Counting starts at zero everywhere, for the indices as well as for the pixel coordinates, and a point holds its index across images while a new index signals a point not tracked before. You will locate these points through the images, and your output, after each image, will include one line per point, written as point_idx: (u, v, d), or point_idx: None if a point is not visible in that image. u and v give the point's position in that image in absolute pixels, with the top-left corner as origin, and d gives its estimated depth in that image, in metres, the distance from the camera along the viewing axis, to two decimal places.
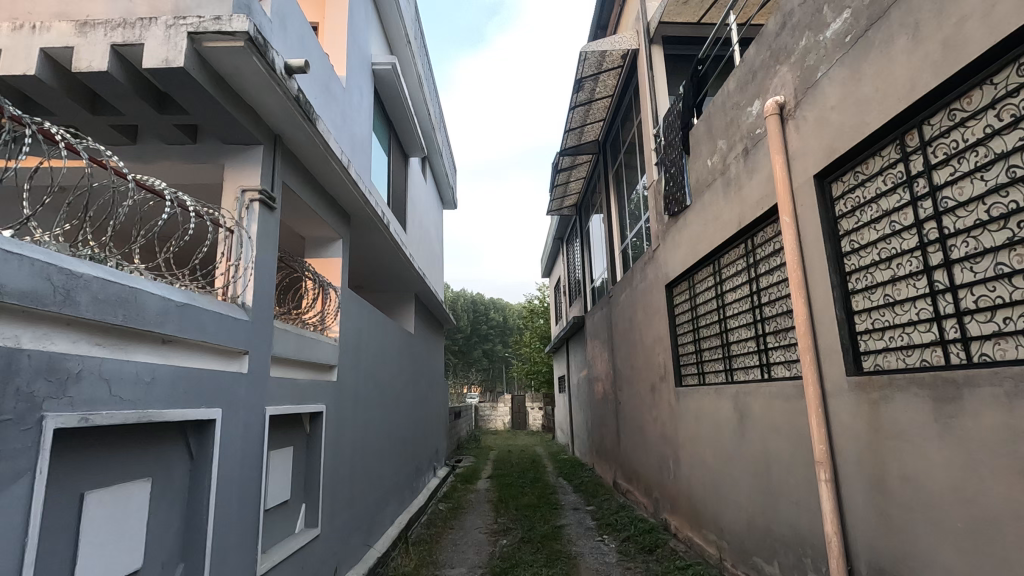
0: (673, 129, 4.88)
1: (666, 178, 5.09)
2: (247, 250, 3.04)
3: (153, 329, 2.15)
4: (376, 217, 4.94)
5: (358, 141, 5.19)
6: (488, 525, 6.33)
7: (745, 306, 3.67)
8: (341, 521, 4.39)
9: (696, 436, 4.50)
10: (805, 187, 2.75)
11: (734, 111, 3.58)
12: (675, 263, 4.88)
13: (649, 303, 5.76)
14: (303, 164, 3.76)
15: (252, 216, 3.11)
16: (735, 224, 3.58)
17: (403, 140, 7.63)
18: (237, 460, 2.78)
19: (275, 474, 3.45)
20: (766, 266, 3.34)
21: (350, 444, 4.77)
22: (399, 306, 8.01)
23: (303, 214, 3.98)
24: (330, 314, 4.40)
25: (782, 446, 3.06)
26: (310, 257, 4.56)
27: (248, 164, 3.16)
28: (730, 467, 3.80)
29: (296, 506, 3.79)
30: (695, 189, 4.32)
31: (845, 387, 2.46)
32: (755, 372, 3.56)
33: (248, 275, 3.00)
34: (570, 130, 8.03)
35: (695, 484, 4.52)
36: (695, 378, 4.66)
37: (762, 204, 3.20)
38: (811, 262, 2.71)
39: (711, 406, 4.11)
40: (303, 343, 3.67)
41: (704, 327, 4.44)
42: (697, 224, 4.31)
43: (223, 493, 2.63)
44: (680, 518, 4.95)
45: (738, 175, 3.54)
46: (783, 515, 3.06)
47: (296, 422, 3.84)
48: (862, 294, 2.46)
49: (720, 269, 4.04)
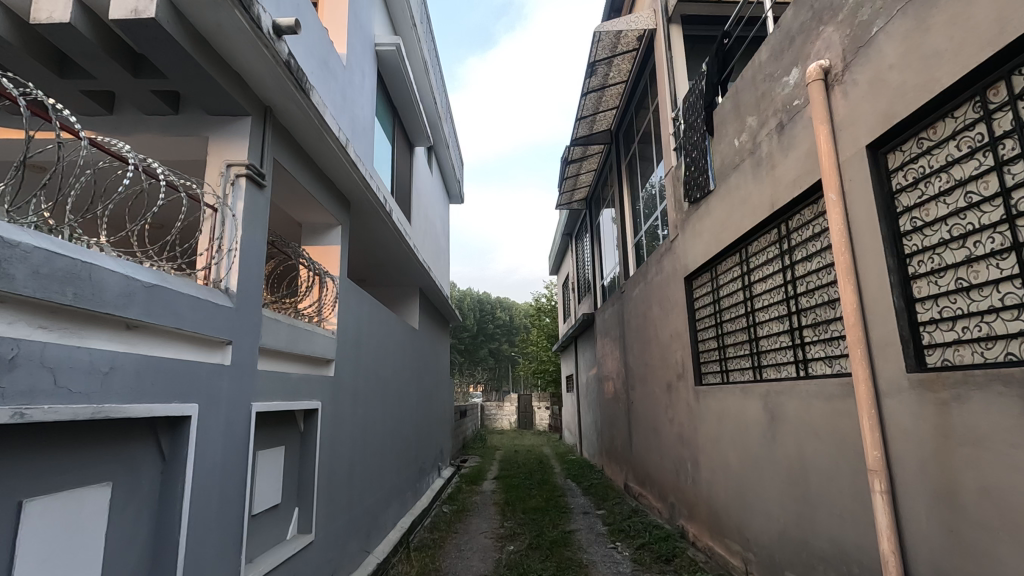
0: (694, 110, 4.57)
1: (686, 163, 4.78)
2: (231, 231, 2.77)
3: (114, 311, 1.88)
4: (377, 203, 4.66)
5: (359, 123, 4.93)
6: (494, 530, 6.03)
7: (777, 297, 3.36)
8: (337, 526, 4.11)
9: (718, 439, 4.19)
10: (854, 160, 2.45)
11: (767, 84, 3.27)
12: (696, 254, 4.56)
13: (666, 297, 5.45)
14: (298, 143, 3.49)
15: (239, 194, 2.83)
16: (767, 207, 3.27)
17: (408, 127, 7.37)
18: (218, 462, 2.51)
19: (264, 476, 3.17)
20: (802, 252, 3.04)
21: (348, 444, 4.48)
22: (404, 300, 7.75)
23: (297, 196, 3.71)
24: (328, 305, 4.12)
25: (823, 451, 2.75)
26: (306, 246, 4.28)
27: (235, 138, 2.88)
28: (758, 473, 3.49)
29: (288, 510, 3.51)
30: (720, 172, 4.01)
31: (905, 385, 2.16)
32: (788, 370, 3.25)
33: (232, 257, 2.73)
34: (582, 119, 7.72)
35: (717, 490, 4.21)
36: (717, 377, 4.36)
37: (800, 183, 2.89)
38: (861, 243, 2.40)
39: (736, 407, 3.80)
40: (295, 335, 3.40)
41: (728, 321, 4.13)
42: (722, 210, 3.99)
43: (201, 499, 2.36)
44: (698, 526, 4.63)
45: (771, 153, 3.22)
46: (823, 528, 2.76)
47: (289, 420, 3.57)
48: (926, 279, 2.15)
49: (748, 258, 3.73)
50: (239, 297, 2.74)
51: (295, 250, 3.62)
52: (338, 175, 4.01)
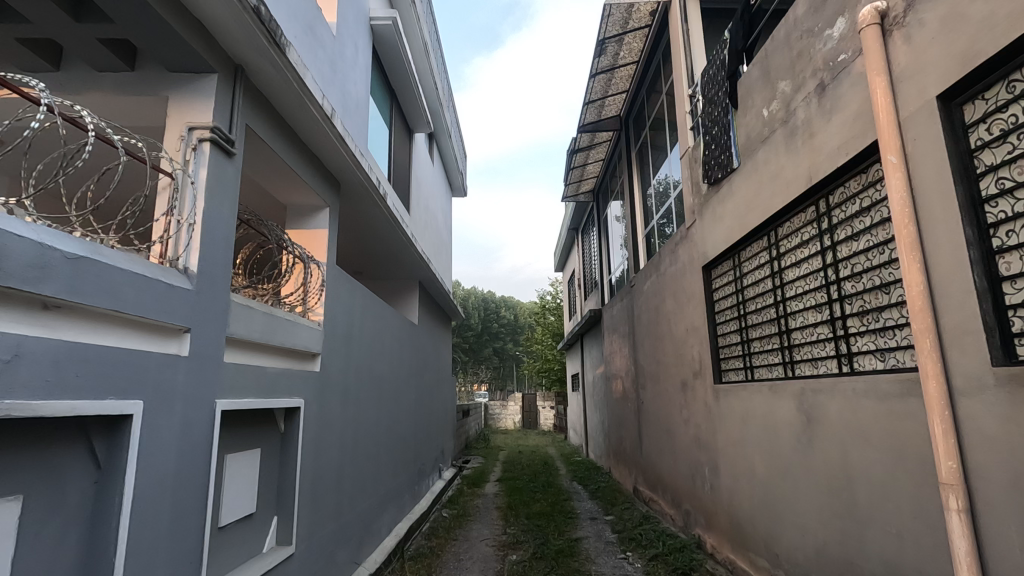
0: (715, 84, 4.20)
1: (705, 142, 4.39)
2: (193, 203, 2.42)
3: (22, 288, 1.56)
4: (370, 185, 4.30)
5: (350, 100, 4.57)
6: (495, 537, 5.68)
7: (814, 283, 2.97)
8: (324, 535, 3.76)
9: (741, 443, 3.81)
10: (919, 116, 2.07)
11: (804, 41, 2.90)
12: (716, 240, 4.18)
13: (681, 290, 5.06)
14: (277, 111, 3.14)
15: (202, 160, 2.47)
16: (803, 181, 2.90)
17: (406, 111, 7.01)
18: (172, 469, 2.16)
19: (236, 482, 2.82)
20: (848, 230, 2.66)
21: (338, 445, 4.13)
22: (402, 294, 7.40)
23: (278, 172, 3.35)
24: (313, 294, 3.77)
25: (876, 459, 2.38)
26: (290, 230, 3.93)
27: (198, 98, 2.53)
28: (789, 481, 3.12)
29: (266, 520, 3.17)
30: (746, 148, 3.63)
31: (989, 383, 1.78)
32: (826, 366, 2.87)
33: (192, 233, 2.38)
34: (590, 103, 7.34)
35: (738, 499, 3.83)
36: (740, 374, 3.98)
37: (847, 149, 2.51)
38: (930, 213, 2.03)
39: (763, 407, 3.43)
40: (271, 324, 3.05)
41: (752, 313, 3.76)
42: (748, 190, 3.61)
43: (148, 514, 2.02)
44: (717, 536, 4.26)
45: (808, 120, 2.85)
46: (875, 547, 2.39)
47: (267, 420, 3.22)
48: (1017, 253, 1.77)
49: (778, 241, 3.35)
50: (200, 278, 2.39)
51: (275, 232, 3.28)
52: (324, 150, 3.65)
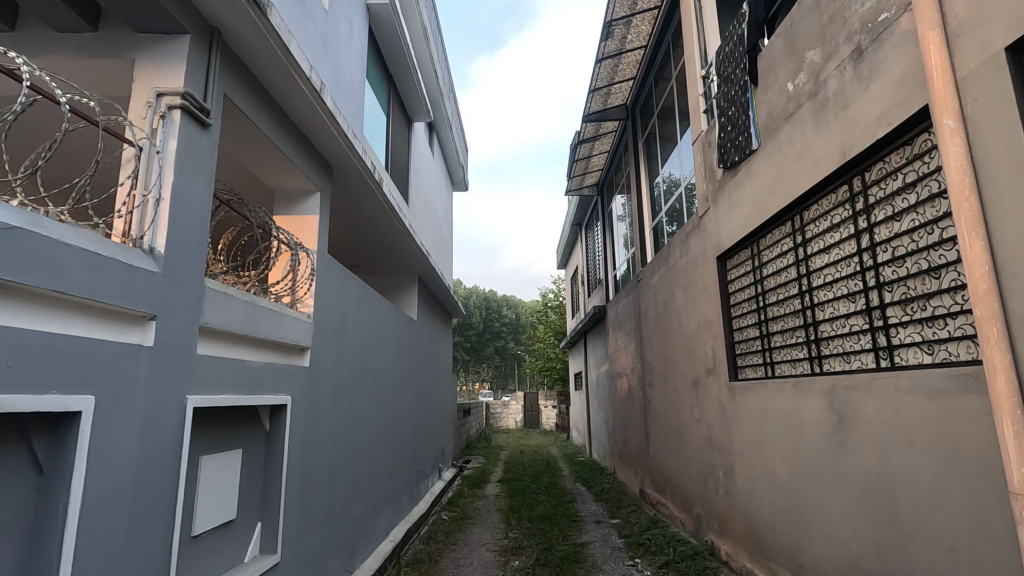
0: (731, 61, 3.95)
1: (720, 125, 4.14)
2: (161, 176, 2.17)
3: None
4: (364, 170, 4.04)
5: (344, 80, 4.32)
6: (496, 542, 5.44)
7: (845, 270, 2.72)
8: (313, 542, 3.51)
9: (760, 444, 3.55)
10: (982, 74, 1.81)
11: (837, 4, 2.64)
12: (732, 228, 3.93)
13: (693, 282, 4.80)
14: (260, 83, 2.89)
15: (172, 130, 2.23)
16: (834, 157, 2.65)
17: (405, 98, 6.76)
18: (133, 474, 1.92)
19: (214, 486, 2.57)
20: (889, 210, 2.41)
21: (330, 445, 3.89)
22: (400, 289, 7.16)
23: (262, 150, 3.10)
24: (302, 284, 3.52)
25: (923, 464, 2.12)
26: (277, 216, 3.68)
27: (169, 61, 2.28)
28: (817, 486, 2.87)
29: (249, 527, 2.92)
30: (767, 126, 3.38)
31: None
32: (860, 361, 2.62)
33: (159, 210, 2.14)
34: (596, 91, 7.08)
35: (757, 505, 3.58)
36: (758, 371, 3.73)
37: (890, 118, 2.25)
38: (994, 182, 1.77)
39: (786, 406, 3.17)
40: (253, 315, 2.81)
41: (773, 305, 3.50)
42: (769, 172, 3.35)
43: (103, 525, 1.78)
44: (732, 543, 4.01)
45: (841, 90, 2.60)
46: (922, 564, 2.13)
47: (250, 418, 2.97)
48: None
49: (803, 226, 3.10)
50: (169, 261, 2.14)
51: (259, 215, 3.02)
52: (314, 129, 3.40)
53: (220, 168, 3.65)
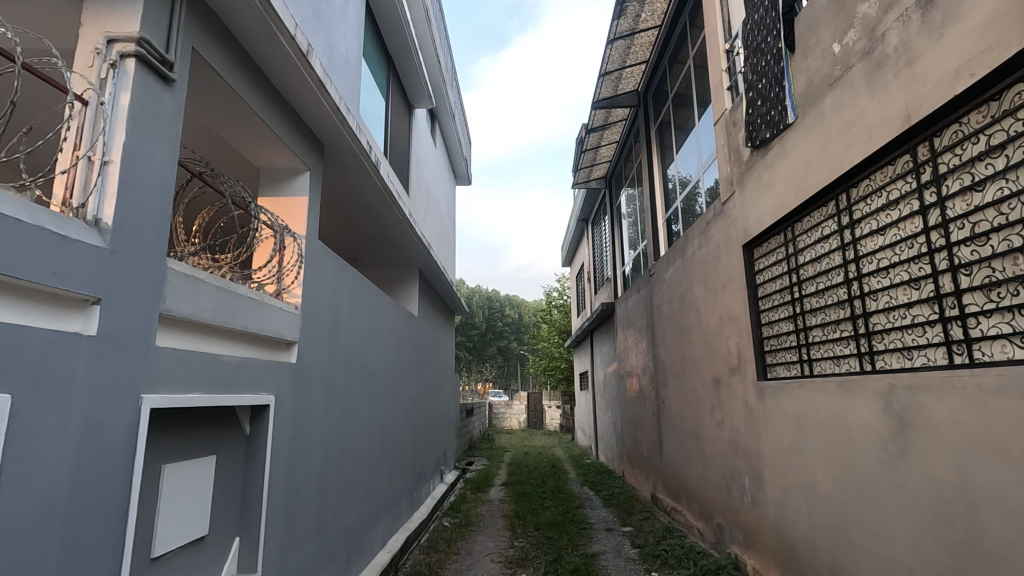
0: (761, 29, 3.59)
1: (747, 100, 3.79)
2: (110, 135, 1.84)
3: None
4: (359, 150, 3.70)
5: (339, 53, 3.98)
6: (501, 551, 5.10)
7: (906, 252, 2.36)
8: (301, 557, 3.18)
9: (794, 450, 3.21)
10: None
11: None
12: (762, 213, 3.58)
13: (714, 274, 4.46)
14: (238, 41, 2.55)
15: (124, 82, 1.89)
16: (895, 122, 2.30)
17: (406, 81, 6.42)
18: (68, 489, 1.59)
19: (180, 499, 2.24)
20: (966, 180, 2.06)
21: (321, 449, 3.56)
22: (401, 283, 6.83)
23: (243, 118, 2.77)
24: (288, 272, 3.18)
25: (1017, 478, 1.78)
26: (262, 197, 3.33)
27: (125, 3, 1.95)
28: (870, 499, 2.52)
29: (225, 543, 2.59)
30: (806, 95, 3.03)
31: None
32: (926, 356, 2.27)
33: (109, 175, 1.81)
34: (606, 74, 6.73)
35: (791, 519, 3.23)
36: (793, 369, 3.38)
37: (973, 69, 1.91)
38: None
39: (830, 408, 2.83)
40: (228, 303, 2.47)
41: (811, 295, 3.14)
42: (808, 147, 3.01)
43: (26, 554, 1.45)
44: (760, 558, 3.67)
45: (904, 45, 2.25)
46: None
47: (228, 421, 2.64)
48: None
49: (851, 205, 2.74)
50: (119, 235, 1.81)
51: (233, 188, 2.66)
52: (301, 99, 3.05)
53: (191, 137, 3.29)
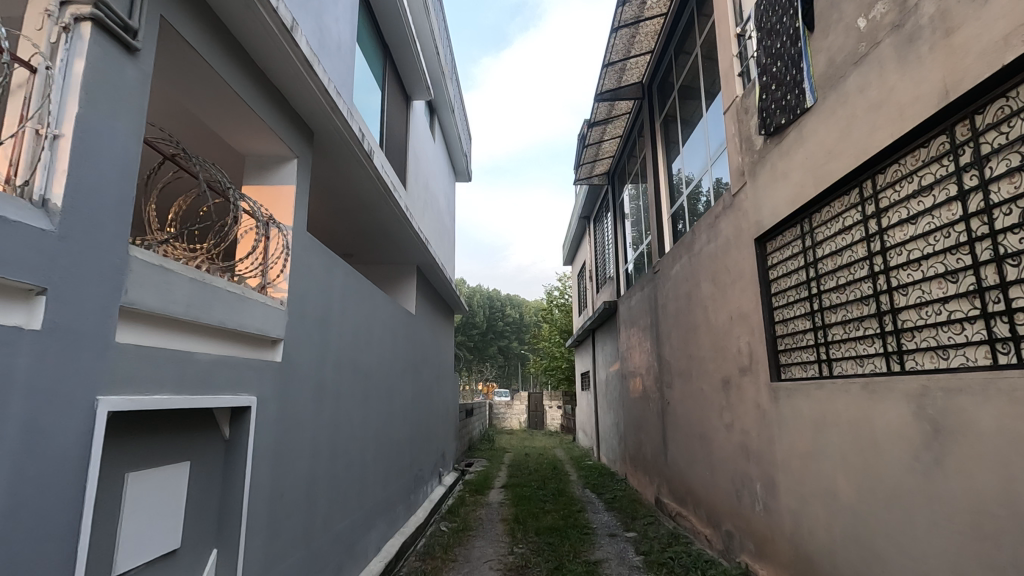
0: (776, 10, 3.39)
1: (760, 85, 3.59)
2: (60, 107, 1.65)
3: None
4: (351, 137, 3.51)
5: (330, 36, 3.78)
6: (500, 557, 4.92)
7: (942, 242, 2.16)
8: (286, 567, 2.99)
9: (811, 455, 3.01)
10: None
11: None
12: (777, 204, 3.38)
13: (723, 269, 4.26)
14: (215, 13, 2.35)
15: (78, 48, 1.70)
16: (930, 100, 2.10)
17: (403, 71, 6.22)
18: (7, 501, 1.40)
19: (148, 508, 2.06)
20: (1014, 160, 1.86)
21: (310, 452, 3.37)
22: (397, 280, 6.65)
23: (223, 98, 2.58)
24: (273, 265, 2.98)
25: None
26: (246, 185, 3.13)
27: None
28: (898, 510, 2.33)
29: (201, 555, 2.40)
30: (828, 76, 2.83)
31: None
32: (964, 356, 2.07)
33: (57, 150, 1.62)
34: (610, 65, 6.53)
35: (808, 528, 3.03)
36: (811, 369, 3.18)
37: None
38: None
39: (852, 411, 2.63)
40: (203, 297, 2.28)
41: (831, 291, 2.94)
42: (828, 131, 2.81)
43: None
44: (772, 568, 3.47)
45: (941, 14, 2.05)
46: None
47: (205, 423, 2.45)
48: None
49: (878, 192, 2.54)
50: (71, 219, 1.62)
51: (210, 173, 2.46)
52: (286, 79, 2.85)
53: (171, 121, 3.11)
